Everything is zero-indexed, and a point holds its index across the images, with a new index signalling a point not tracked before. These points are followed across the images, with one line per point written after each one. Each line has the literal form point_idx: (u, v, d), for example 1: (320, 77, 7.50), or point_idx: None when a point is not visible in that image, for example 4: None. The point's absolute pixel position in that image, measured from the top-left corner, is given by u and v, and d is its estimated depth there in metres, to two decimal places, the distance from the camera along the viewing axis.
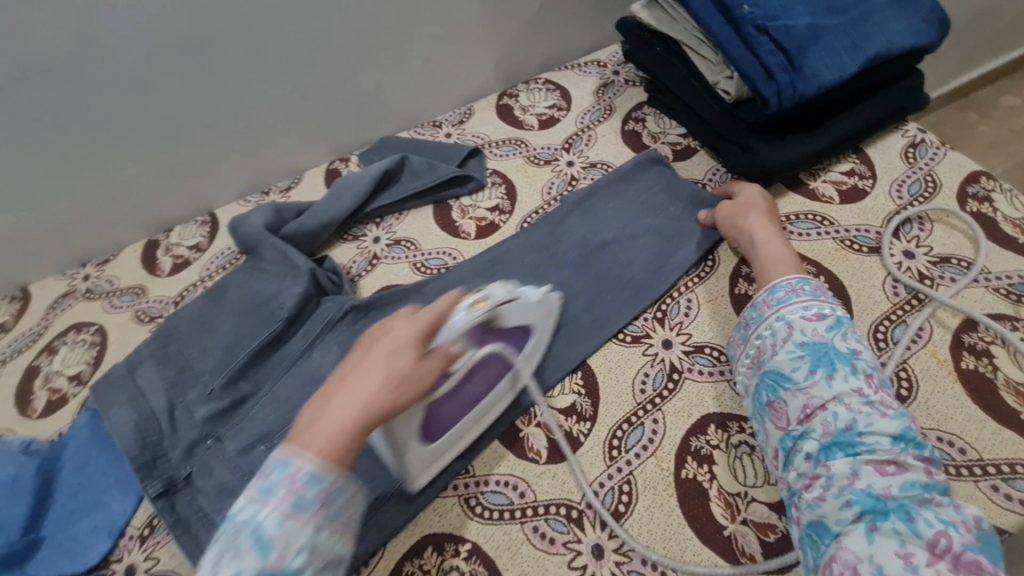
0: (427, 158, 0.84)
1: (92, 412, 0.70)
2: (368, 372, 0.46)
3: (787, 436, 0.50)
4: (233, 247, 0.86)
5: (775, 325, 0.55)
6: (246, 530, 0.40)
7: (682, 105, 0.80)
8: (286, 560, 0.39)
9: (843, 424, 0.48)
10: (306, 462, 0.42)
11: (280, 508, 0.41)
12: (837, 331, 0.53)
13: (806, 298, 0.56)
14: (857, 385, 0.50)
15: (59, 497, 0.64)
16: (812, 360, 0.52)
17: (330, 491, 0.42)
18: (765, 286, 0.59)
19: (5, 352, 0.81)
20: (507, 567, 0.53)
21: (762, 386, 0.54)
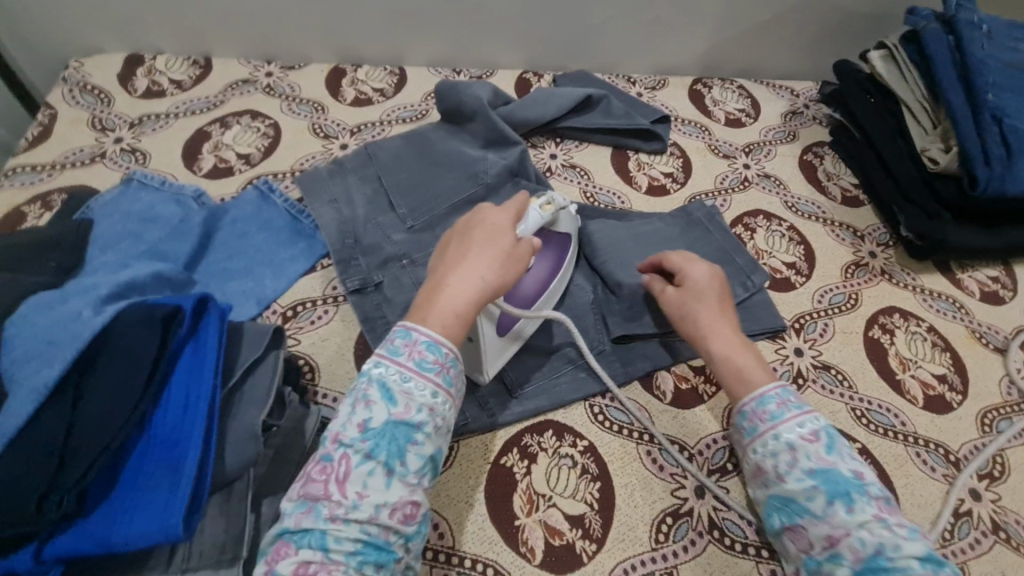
0: (624, 106, 0.88)
1: (260, 192, 0.72)
2: (476, 253, 0.49)
3: (811, 561, 0.45)
4: (415, 105, 0.88)
5: (773, 447, 0.49)
6: (372, 387, 0.43)
7: (871, 157, 0.84)
8: (407, 415, 0.42)
9: (871, 548, 0.42)
10: (425, 331, 0.45)
11: (403, 367, 0.44)
12: (835, 452, 0.47)
13: (798, 412, 0.50)
14: (871, 508, 0.44)
15: (217, 251, 0.68)
16: (828, 492, 0.45)
17: (446, 359, 0.45)
18: (752, 393, 0.53)
19: (179, 107, 0.83)
20: (617, 473, 0.57)
21: (774, 511, 0.48)
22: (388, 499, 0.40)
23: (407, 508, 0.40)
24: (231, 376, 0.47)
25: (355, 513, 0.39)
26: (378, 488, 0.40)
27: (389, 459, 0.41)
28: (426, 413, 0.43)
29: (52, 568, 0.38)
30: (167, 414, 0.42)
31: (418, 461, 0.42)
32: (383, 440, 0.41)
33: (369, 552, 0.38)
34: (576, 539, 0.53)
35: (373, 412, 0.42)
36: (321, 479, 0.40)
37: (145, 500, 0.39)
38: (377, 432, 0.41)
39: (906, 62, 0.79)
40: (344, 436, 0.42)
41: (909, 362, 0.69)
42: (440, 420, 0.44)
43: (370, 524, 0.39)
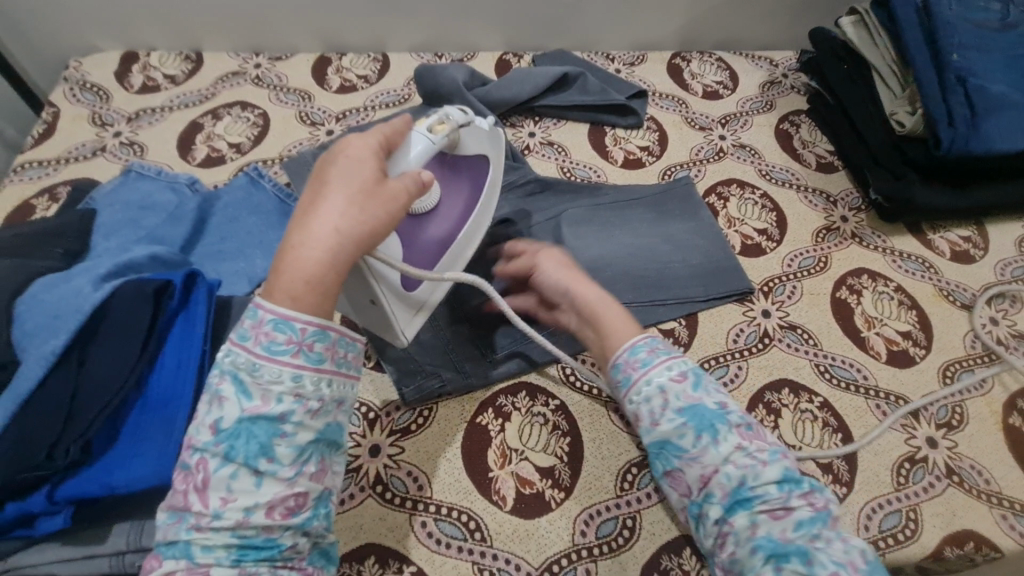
0: (600, 83, 0.90)
1: (249, 178, 0.76)
2: (328, 200, 0.40)
3: (693, 504, 0.46)
4: (398, 90, 0.92)
5: (645, 394, 0.47)
6: (224, 381, 0.37)
7: (845, 125, 0.85)
8: (263, 409, 0.37)
9: (735, 480, 0.43)
10: (273, 307, 0.38)
11: (251, 354, 0.37)
12: (700, 386, 0.47)
13: (665, 356, 0.49)
14: (734, 439, 0.45)
15: (211, 235, 0.72)
16: (696, 427, 0.45)
17: (304, 335, 0.38)
18: (625, 343, 0.51)
19: (173, 101, 0.87)
20: (586, 428, 0.61)
21: (655, 457, 0.47)
22: (259, 500, 0.36)
23: (288, 502, 0.37)
24: (219, 343, 0.52)
25: (221, 521, 0.36)
26: (244, 491, 0.36)
27: (248, 461, 0.36)
28: (288, 404, 0.37)
29: (63, 509, 0.43)
30: (162, 376, 0.47)
31: (290, 454, 0.37)
32: (236, 440, 0.36)
33: (248, 553, 0.36)
34: (546, 488, 0.57)
35: (224, 410, 0.37)
36: (183, 488, 0.37)
37: (144, 450, 0.43)
38: (230, 432, 0.36)
39: (876, 28, 0.80)
40: (197, 440, 0.37)
41: (874, 320, 0.72)
42: (310, 402, 0.38)
43: (241, 528, 0.36)
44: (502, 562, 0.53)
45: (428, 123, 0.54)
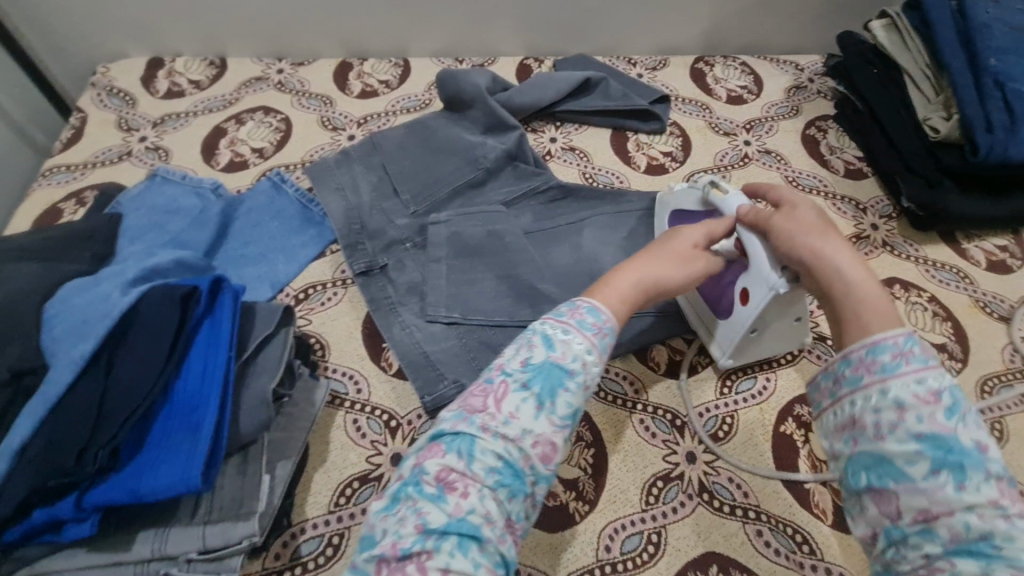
0: (622, 88, 0.89)
1: (273, 183, 0.76)
2: (646, 259, 0.55)
3: (894, 529, 0.39)
4: (419, 95, 0.91)
5: (877, 404, 0.41)
6: (536, 335, 0.46)
7: (874, 129, 0.83)
8: (562, 363, 0.45)
9: (977, 533, 0.36)
10: (587, 300, 0.49)
11: (565, 324, 0.47)
12: (955, 418, 0.39)
13: (919, 367, 0.41)
14: (989, 488, 0.37)
15: (234, 239, 0.72)
16: (937, 461, 0.38)
17: (603, 324, 0.48)
18: (866, 338, 0.43)
19: (198, 106, 0.88)
20: (610, 440, 0.60)
21: (861, 466, 0.41)
22: (535, 428, 0.43)
23: (546, 446, 0.43)
24: (245, 349, 0.51)
25: (504, 430, 0.42)
26: (527, 416, 0.43)
27: (541, 395, 0.43)
28: (578, 369, 0.45)
29: (91, 516, 0.42)
30: (189, 382, 0.46)
31: (566, 408, 0.44)
32: (541, 378, 0.44)
33: (506, 473, 0.41)
34: (570, 501, 0.56)
35: (533, 352, 0.45)
36: (480, 396, 0.44)
37: (169, 457, 0.43)
38: (536, 367, 0.44)
39: (909, 32, 0.78)
40: (507, 366, 0.45)
41: None
42: (592, 376, 0.46)
43: (513, 445, 0.42)
44: None
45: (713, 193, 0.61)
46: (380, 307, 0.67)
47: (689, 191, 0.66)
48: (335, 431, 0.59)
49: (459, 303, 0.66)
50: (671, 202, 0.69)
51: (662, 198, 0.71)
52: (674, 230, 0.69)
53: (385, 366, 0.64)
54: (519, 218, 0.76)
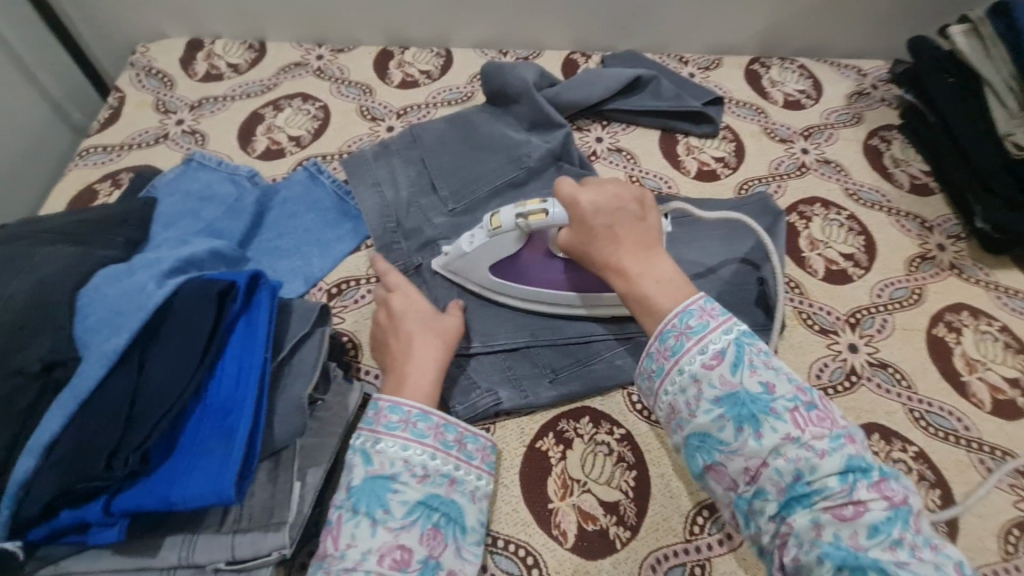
0: (674, 88, 0.84)
1: (308, 173, 0.74)
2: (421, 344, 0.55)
3: (738, 498, 0.42)
4: (461, 87, 0.88)
5: (680, 383, 0.44)
6: (353, 456, 0.48)
7: (946, 142, 0.78)
8: (382, 470, 0.47)
9: (790, 475, 0.40)
10: (386, 398, 0.50)
11: (372, 433, 0.48)
12: (739, 369, 0.43)
13: (698, 338, 0.45)
14: (783, 428, 0.41)
15: (267, 229, 0.70)
16: (735, 418, 0.42)
17: (410, 415, 0.49)
18: (673, 308, 0.47)
19: (236, 90, 0.86)
20: (654, 462, 0.57)
21: (692, 450, 0.44)
22: (373, 544, 0.44)
23: (394, 553, 0.44)
24: (280, 351, 0.49)
25: (344, 563, 0.43)
26: (365, 536, 0.44)
27: (368, 509, 0.45)
28: (399, 466, 0.47)
29: (119, 521, 0.40)
30: (221, 384, 0.44)
31: (401, 507, 0.45)
32: (364, 495, 0.46)
33: None
34: (610, 526, 0.53)
35: (355, 474, 0.47)
36: (325, 538, 0.46)
37: (201, 464, 0.40)
38: (358, 489, 0.46)
39: (992, 38, 0.72)
40: (338, 500, 0.47)
41: (976, 363, 0.65)
42: (417, 467, 0.47)
43: (358, 572, 0.43)
44: None
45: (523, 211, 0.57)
46: None
47: (496, 239, 0.59)
48: None
49: (476, 330, 0.62)
50: (474, 263, 0.61)
51: (452, 262, 0.63)
52: (510, 277, 0.62)
53: None
54: None
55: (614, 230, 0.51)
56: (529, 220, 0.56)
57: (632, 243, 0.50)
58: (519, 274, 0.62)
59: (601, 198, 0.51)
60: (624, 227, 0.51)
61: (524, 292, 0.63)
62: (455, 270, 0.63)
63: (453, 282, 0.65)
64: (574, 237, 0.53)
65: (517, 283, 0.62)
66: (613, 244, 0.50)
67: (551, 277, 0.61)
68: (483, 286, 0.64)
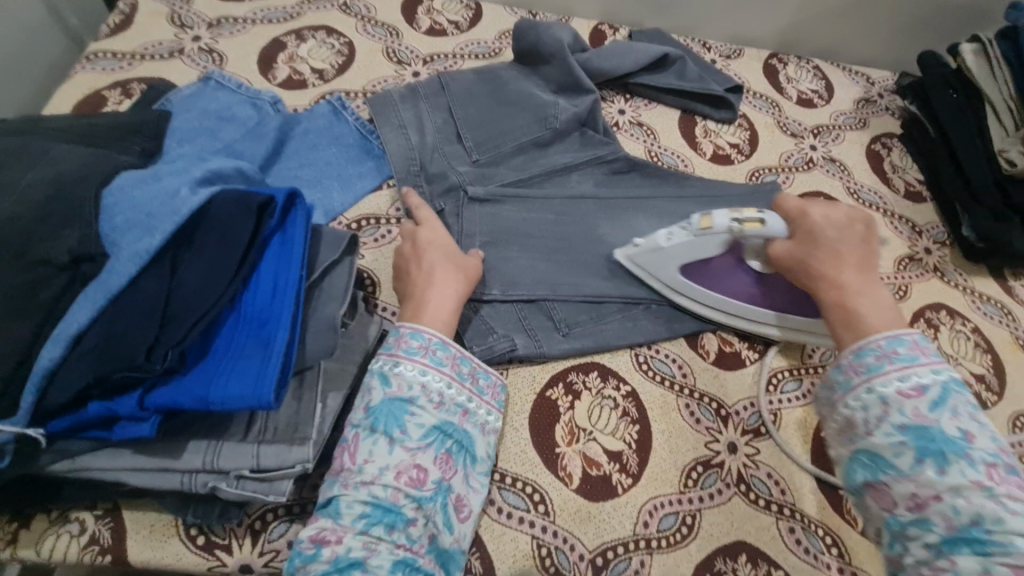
0: (699, 70, 0.86)
1: (332, 108, 0.73)
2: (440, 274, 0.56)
3: (892, 519, 0.43)
4: (490, 43, 0.87)
5: (866, 402, 0.46)
6: (371, 379, 0.49)
7: (944, 154, 0.82)
8: (400, 392, 0.47)
9: (967, 517, 0.40)
10: (405, 324, 0.51)
11: (391, 358, 0.49)
12: (942, 408, 0.44)
13: (903, 366, 0.46)
14: (976, 475, 0.41)
15: (287, 158, 0.69)
16: (920, 449, 0.42)
17: (429, 343, 0.50)
18: (886, 332, 0.49)
19: (257, 13, 0.83)
20: (656, 418, 0.60)
21: (856, 465, 0.45)
22: (392, 462, 0.45)
23: (411, 472, 0.45)
24: (312, 272, 0.49)
25: (362, 477, 0.44)
26: (382, 454, 0.45)
27: (387, 430, 0.46)
28: (418, 389, 0.48)
29: (152, 417, 0.40)
30: (258, 295, 0.44)
31: (419, 430, 0.46)
32: (381, 415, 0.46)
33: (377, 512, 0.43)
34: (614, 472, 0.55)
35: (373, 396, 0.47)
36: (339, 455, 0.46)
37: (239, 368, 0.40)
38: (375, 409, 0.47)
39: (1000, 62, 0.77)
40: (354, 419, 0.47)
41: (949, 358, 0.70)
42: (435, 393, 0.48)
43: (375, 487, 0.44)
44: (560, 540, 0.52)
45: (740, 216, 0.58)
46: None
47: (700, 239, 0.61)
48: None
49: (497, 279, 0.64)
50: (667, 259, 0.63)
51: (641, 255, 0.64)
52: (698, 279, 0.64)
53: None
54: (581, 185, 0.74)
55: (840, 247, 0.53)
56: (744, 227, 0.58)
57: (855, 260, 0.53)
58: (708, 276, 0.64)
59: (838, 214, 0.55)
60: (849, 244, 0.54)
61: (715, 299, 0.64)
62: (641, 263, 0.65)
63: (637, 278, 0.66)
64: (789, 250, 0.56)
65: (705, 288, 0.64)
66: (814, 249, 0.54)
67: (741, 286, 0.64)
68: (667, 285, 0.65)
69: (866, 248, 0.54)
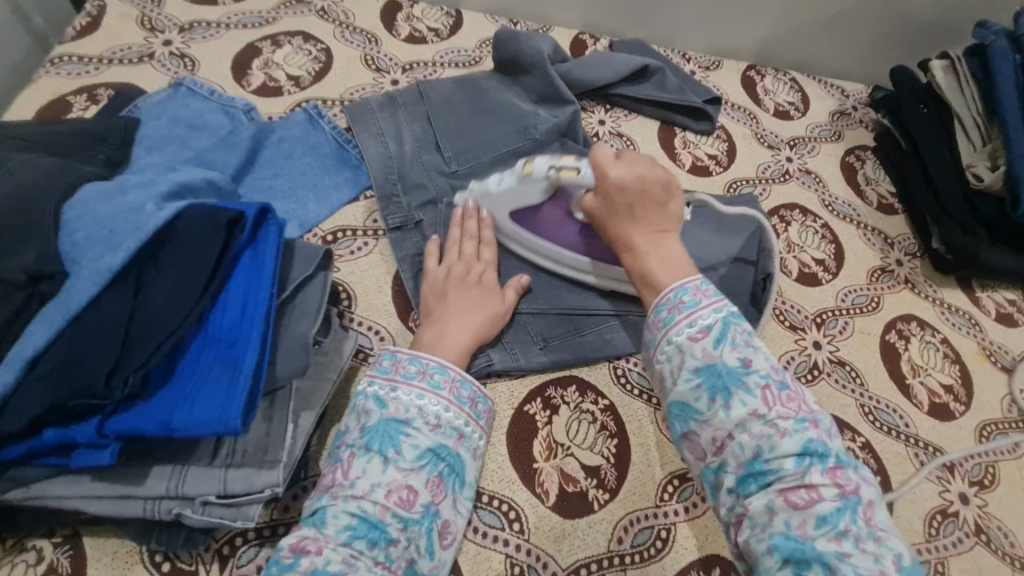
0: (678, 82, 0.87)
1: (308, 116, 0.72)
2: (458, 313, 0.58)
3: (707, 469, 0.46)
4: (470, 51, 0.87)
5: (667, 353, 0.48)
6: (367, 400, 0.49)
7: (915, 167, 0.84)
8: (397, 414, 0.47)
9: (751, 451, 0.43)
10: (405, 351, 0.52)
11: (389, 381, 0.50)
12: (725, 345, 0.46)
13: (689, 312, 0.48)
14: (753, 404, 0.44)
15: (260, 168, 0.67)
16: (710, 390, 0.45)
17: (428, 367, 0.51)
18: (673, 283, 0.51)
19: (232, 18, 0.81)
20: (634, 432, 0.60)
21: (673, 419, 0.48)
22: (383, 480, 0.44)
23: (401, 492, 0.44)
24: (284, 290, 0.48)
25: (352, 492, 0.44)
26: (374, 472, 0.45)
27: (380, 448, 0.46)
28: (414, 411, 0.48)
29: (112, 444, 0.38)
30: (226, 313, 0.43)
31: (412, 451, 0.46)
32: (377, 434, 0.46)
33: (362, 527, 0.42)
34: (590, 488, 0.55)
35: (370, 416, 0.48)
36: (332, 473, 0.46)
37: (205, 392, 0.39)
38: (371, 429, 0.47)
39: (967, 77, 0.80)
40: (349, 438, 0.47)
41: (919, 369, 0.72)
42: (431, 417, 0.48)
43: (364, 501, 0.43)
44: (534, 558, 0.51)
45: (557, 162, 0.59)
46: (414, 267, 0.64)
47: (525, 186, 0.61)
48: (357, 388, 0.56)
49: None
50: (499, 204, 0.64)
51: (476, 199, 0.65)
52: (529, 226, 0.65)
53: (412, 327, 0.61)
54: None
55: (633, 209, 0.55)
56: (561, 174, 0.59)
57: (643, 224, 0.54)
58: (537, 224, 0.64)
59: (628, 175, 0.55)
60: (642, 206, 0.54)
61: (543, 248, 0.65)
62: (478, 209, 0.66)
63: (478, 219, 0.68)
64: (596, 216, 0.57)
65: (539, 237, 0.65)
66: (629, 220, 0.55)
67: (567, 237, 0.64)
68: (502, 232, 0.66)
69: (661, 212, 0.55)
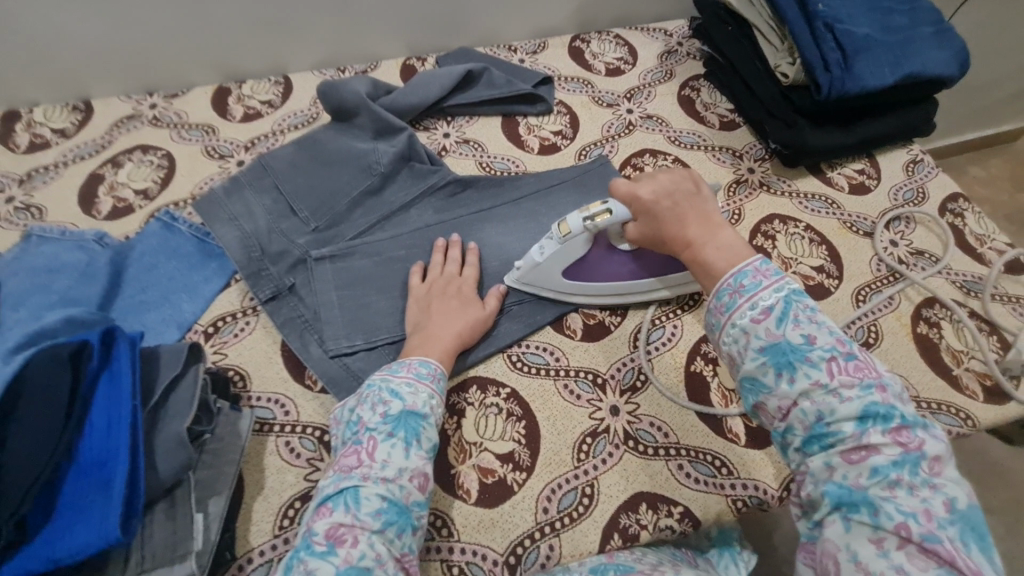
0: (505, 75, 0.91)
1: (161, 224, 0.74)
2: None
3: (774, 433, 0.48)
4: (306, 110, 0.90)
5: (733, 334, 0.49)
6: (384, 392, 0.55)
7: (738, 83, 0.90)
8: (416, 407, 0.55)
9: (813, 416, 0.44)
10: (414, 358, 0.59)
11: (405, 378, 0.57)
12: (788, 322, 0.47)
13: (751, 295, 0.49)
14: (816, 375, 0.45)
15: (127, 287, 0.69)
16: (775, 365, 0.46)
17: (436, 371, 0.59)
18: (732, 269, 0.51)
19: (68, 154, 0.83)
20: (539, 409, 0.63)
21: (744, 392, 0.49)
22: (407, 465, 0.51)
23: (419, 478, 0.51)
24: (152, 396, 0.50)
25: (382, 474, 0.50)
26: (398, 458, 0.51)
27: (406, 436, 0.52)
28: (429, 407, 0.55)
29: None
30: (93, 440, 0.46)
31: (429, 441, 0.54)
32: (401, 424, 0.53)
33: (393, 511, 0.48)
34: (508, 473, 0.59)
35: (391, 405, 0.54)
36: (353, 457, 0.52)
37: (83, 516, 0.43)
38: (395, 417, 0.53)
39: None
40: (370, 424, 0.53)
41: (790, 260, 0.77)
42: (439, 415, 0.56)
43: (393, 485, 0.50)
44: (471, 554, 0.54)
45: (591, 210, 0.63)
46: (297, 328, 0.67)
47: (567, 245, 0.64)
48: (268, 458, 0.59)
49: (360, 329, 0.66)
50: (548, 272, 0.66)
51: (526, 274, 0.68)
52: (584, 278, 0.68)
53: (310, 385, 0.64)
54: (421, 216, 0.77)
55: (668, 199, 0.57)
56: (597, 221, 0.62)
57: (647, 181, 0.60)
58: (591, 271, 0.67)
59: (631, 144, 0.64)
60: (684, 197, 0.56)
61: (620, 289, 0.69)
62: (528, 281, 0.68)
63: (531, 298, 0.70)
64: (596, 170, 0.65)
65: (593, 282, 0.68)
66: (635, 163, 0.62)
67: (620, 268, 0.67)
68: (560, 292, 0.69)
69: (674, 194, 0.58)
